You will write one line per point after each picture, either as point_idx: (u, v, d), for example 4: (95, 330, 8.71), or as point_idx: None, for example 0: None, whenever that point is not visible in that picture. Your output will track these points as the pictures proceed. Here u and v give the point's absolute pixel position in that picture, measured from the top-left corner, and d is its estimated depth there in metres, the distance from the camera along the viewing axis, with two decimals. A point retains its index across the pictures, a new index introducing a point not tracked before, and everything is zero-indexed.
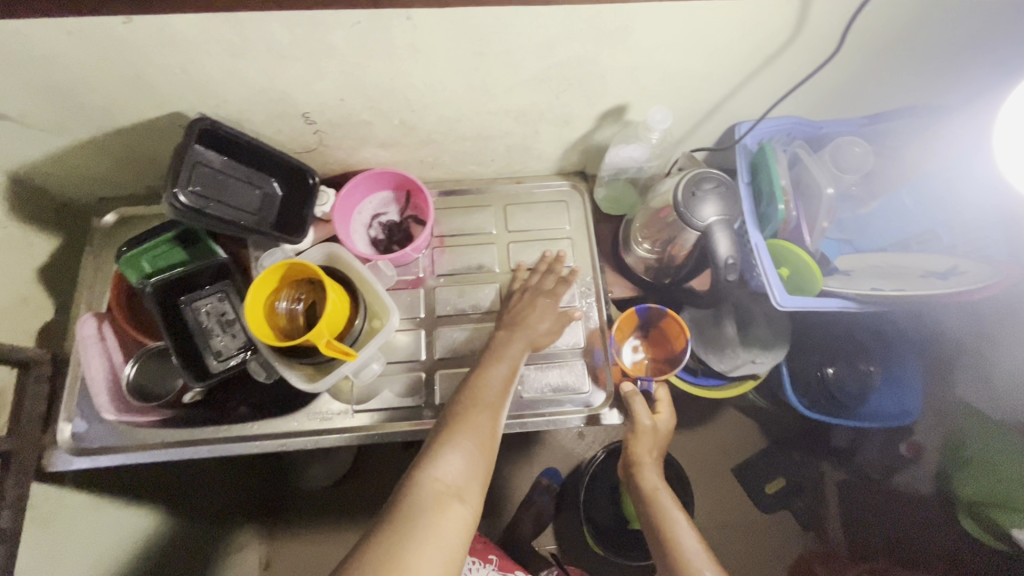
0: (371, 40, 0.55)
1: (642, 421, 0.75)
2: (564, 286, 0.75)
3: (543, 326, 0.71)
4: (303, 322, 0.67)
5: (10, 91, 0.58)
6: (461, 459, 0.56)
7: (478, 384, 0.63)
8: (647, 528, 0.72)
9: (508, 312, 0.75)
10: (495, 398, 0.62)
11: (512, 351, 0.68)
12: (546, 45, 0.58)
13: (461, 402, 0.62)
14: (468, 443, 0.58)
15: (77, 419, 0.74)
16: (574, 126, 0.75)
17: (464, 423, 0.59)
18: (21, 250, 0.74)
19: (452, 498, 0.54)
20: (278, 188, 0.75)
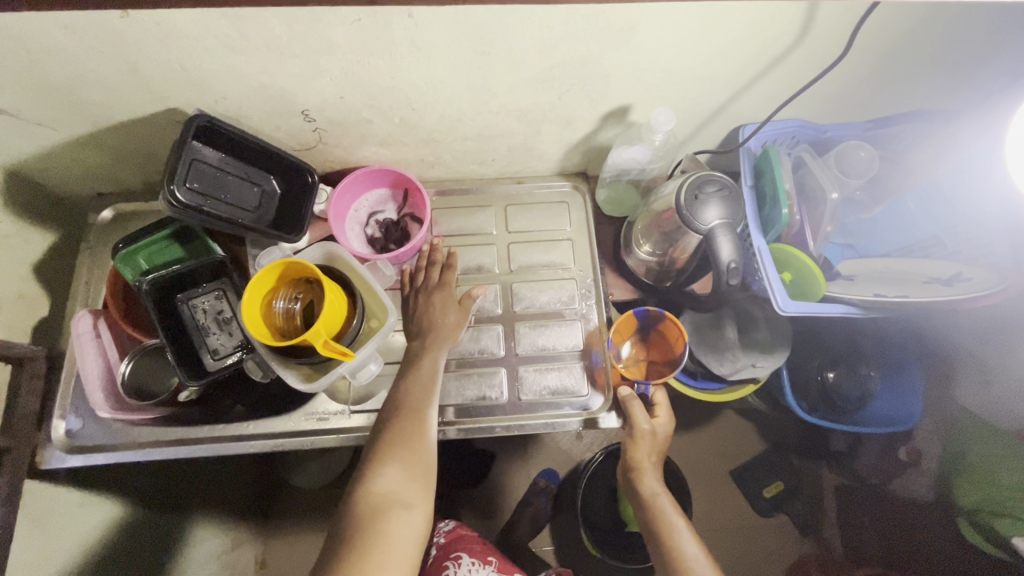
0: (372, 38, 0.54)
1: (641, 426, 0.74)
2: (450, 272, 0.78)
3: (449, 323, 0.73)
4: (301, 323, 0.66)
5: (5, 85, 0.58)
6: (398, 470, 0.60)
7: (401, 394, 0.66)
8: (646, 533, 0.71)
9: (416, 316, 0.76)
10: (419, 406, 0.65)
11: (428, 356, 0.70)
12: (549, 45, 0.57)
13: (389, 415, 0.65)
14: (403, 455, 0.61)
15: (71, 417, 0.74)
16: (577, 127, 0.75)
17: (393, 435, 0.62)
18: (17, 246, 0.74)
19: (397, 508, 0.57)
20: (277, 186, 0.75)
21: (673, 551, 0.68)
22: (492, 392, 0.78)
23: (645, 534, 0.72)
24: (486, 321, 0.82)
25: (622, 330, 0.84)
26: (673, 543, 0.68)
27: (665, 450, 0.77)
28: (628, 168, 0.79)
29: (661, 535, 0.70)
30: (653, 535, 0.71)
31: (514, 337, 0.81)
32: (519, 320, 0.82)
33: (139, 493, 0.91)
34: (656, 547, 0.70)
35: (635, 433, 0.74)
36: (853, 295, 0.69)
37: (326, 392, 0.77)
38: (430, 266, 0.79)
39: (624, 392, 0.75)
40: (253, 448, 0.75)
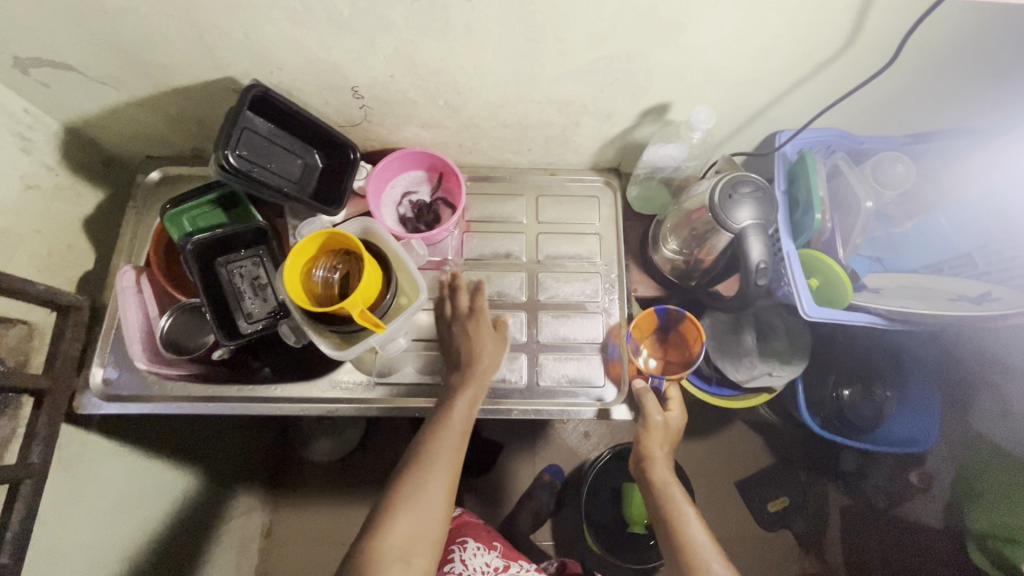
0: (428, 19, 0.56)
1: (654, 417, 0.75)
2: (479, 299, 0.76)
3: (486, 360, 0.73)
4: (338, 295, 0.69)
5: (77, 42, 0.61)
6: (413, 521, 0.63)
7: (432, 443, 0.67)
8: (655, 520, 0.73)
9: (451, 350, 0.75)
10: (449, 459, 0.67)
11: (460, 402, 0.70)
12: (597, 37, 0.59)
13: (414, 462, 0.66)
14: (421, 509, 0.63)
15: (109, 365, 0.77)
16: (614, 122, 0.76)
17: (414, 488, 0.64)
18: (70, 199, 0.77)
19: (400, 563, 0.60)
20: (319, 160, 0.78)
21: (681, 536, 0.69)
22: (511, 375, 0.80)
23: (654, 522, 0.73)
24: (510, 307, 0.84)
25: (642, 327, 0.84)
26: (682, 529, 0.69)
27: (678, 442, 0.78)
28: (663, 165, 0.80)
29: (670, 523, 0.70)
30: (662, 522, 0.71)
31: (537, 325, 0.83)
32: (542, 309, 0.84)
33: (161, 450, 0.94)
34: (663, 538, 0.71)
35: (648, 425, 0.75)
36: (879, 306, 0.69)
37: (352, 363, 0.80)
38: (453, 294, 0.78)
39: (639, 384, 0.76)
40: (278, 410, 0.77)
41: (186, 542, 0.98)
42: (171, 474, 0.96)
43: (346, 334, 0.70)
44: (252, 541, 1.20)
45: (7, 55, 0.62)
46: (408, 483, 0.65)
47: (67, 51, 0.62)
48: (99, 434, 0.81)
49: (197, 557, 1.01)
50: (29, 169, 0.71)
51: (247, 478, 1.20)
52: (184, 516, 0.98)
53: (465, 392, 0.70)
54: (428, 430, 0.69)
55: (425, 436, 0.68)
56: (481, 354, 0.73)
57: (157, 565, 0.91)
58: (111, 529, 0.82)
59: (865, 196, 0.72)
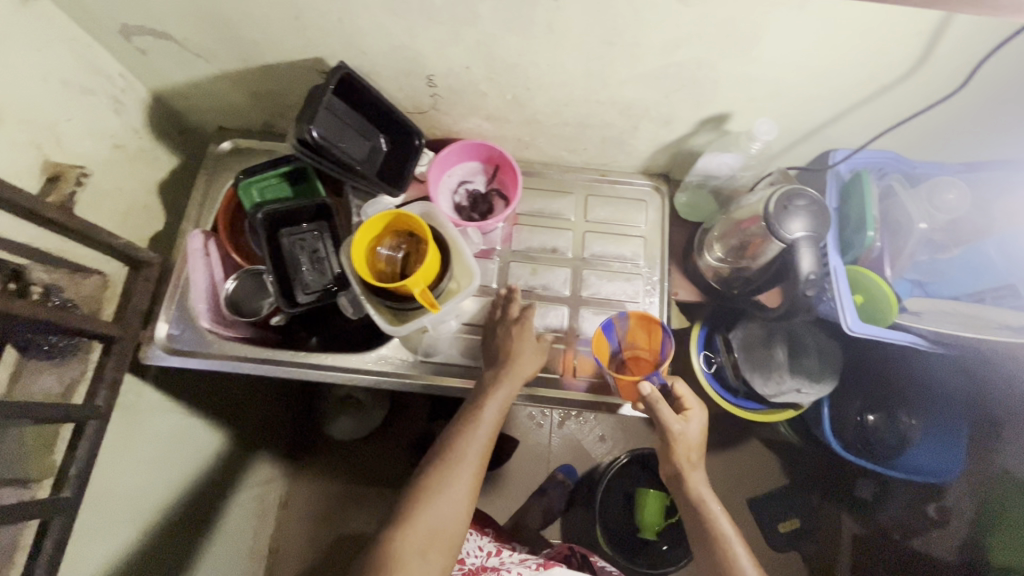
0: (514, 15, 0.59)
1: (676, 431, 0.74)
2: (529, 315, 0.78)
3: (523, 364, 0.74)
4: (400, 271, 0.72)
5: (183, 15, 0.65)
6: (438, 517, 0.66)
7: (459, 445, 0.70)
8: (693, 529, 0.75)
9: (491, 350, 0.78)
10: (474, 463, 0.69)
11: (491, 404, 0.72)
12: (671, 43, 0.61)
13: (442, 460, 0.69)
14: (443, 508, 0.66)
15: (172, 321, 0.81)
16: (673, 128, 0.78)
17: (440, 486, 0.67)
18: (149, 162, 0.82)
19: (418, 557, 0.64)
20: (384, 144, 0.81)
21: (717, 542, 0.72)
22: (549, 366, 0.82)
23: (692, 530, 0.75)
24: (553, 300, 0.86)
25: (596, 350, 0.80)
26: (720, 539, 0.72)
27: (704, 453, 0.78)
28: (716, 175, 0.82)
29: (706, 528, 0.74)
30: (698, 531, 0.74)
31: (577, 319, 0.85)
32: (584, 305, 0.86)
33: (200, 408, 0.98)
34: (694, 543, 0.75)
35: (672, 438, 0.74)
36: (924, 327, 0.72)
37: (398, 340, 0.83)
38: (508, 303, 0.81)
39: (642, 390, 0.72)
40: (327, 377, 0.81)
41: (209, 499, 1.03)
42: (203, 433, 1.00)
43: (399, 308, 0.74)
44: (269, 511, 1.24)
45: (116, 22, 0.66)
46: (433, 480, 0.68)
47: (171, 23, 0.66)
48: (152, 385, 0.86)
49: (219, 515, 1.05)
50: (118, 130, 0.76)
51: (269, 447, 1.23)
52: (210, 475, 1.02)
53: (496, 398, 0.72)
54: (457, 430, 0.72)
55: (453, 435, 0.71)
56: (517, 363, 0.74)
57: (184, 518, 0.95)
58: (147, 478, 0.87)
59: (919, 217, 0.73)
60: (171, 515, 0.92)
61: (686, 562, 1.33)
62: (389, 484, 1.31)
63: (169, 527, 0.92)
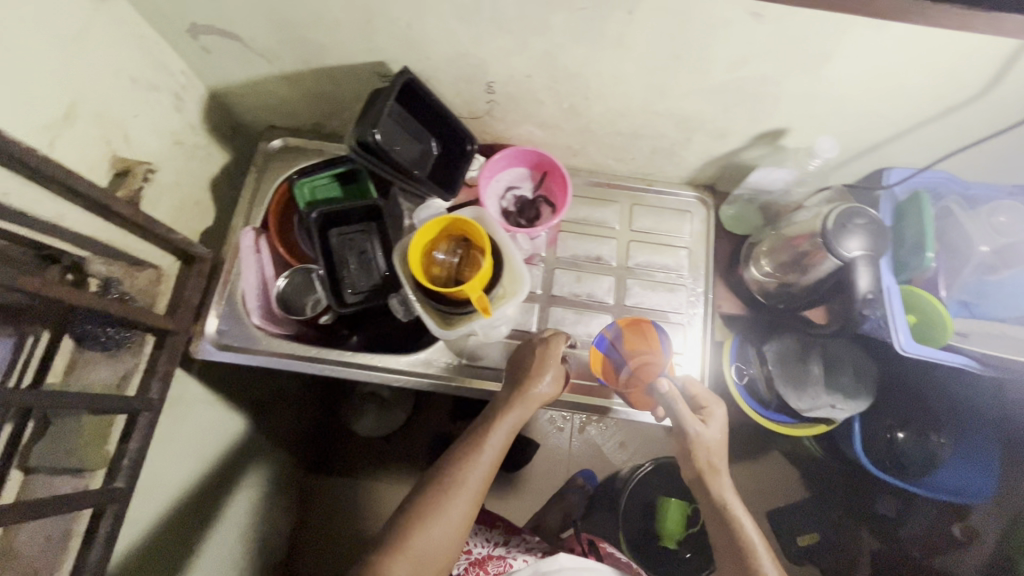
0: (586, 26, 0.60)
1: (697, 432, 0.71)
2: (559, 341, 0.76)
3: (540, 387, 0.73)
4: (454, 277, 0.74)
5: (252, 17, 0.65)
6: (433, 541, 0.64)
7: (463, 468, 0.68)
8: (722, 547, 0.70)
9: (510, 371, 0.77)
10: (475, 489, 0.68)
11: (499, 428, 0.70)
12: (739, 59, 0.61)
13: (442, 482, 0.68)
14: (435, 534, 0.64)
15: (221, 317, 0.82)
16: (727, 141, 0.78)
17: (438, 510, 0.65)
18: (204, 158, 0.83)
19: None
20: (435, 148, 0.81)
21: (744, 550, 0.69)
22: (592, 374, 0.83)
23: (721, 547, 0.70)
24: (597, 309, 0.86)
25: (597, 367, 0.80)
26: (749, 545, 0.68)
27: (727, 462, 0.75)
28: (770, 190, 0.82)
29: (733, 536, 0.70)
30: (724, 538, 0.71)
31: None
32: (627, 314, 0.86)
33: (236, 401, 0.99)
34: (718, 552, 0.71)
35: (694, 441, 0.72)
36: (976, 349, 0.71)
37: (442, 343, 0.83)
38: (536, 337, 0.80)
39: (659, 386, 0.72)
40: (373, 377, 0.82)
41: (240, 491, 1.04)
42: (237, 425, 1.01)
43: (449, 316, 0.75)
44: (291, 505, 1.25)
45: (186, 21, 0.67)
46: (431, 502, 0.66)
47: (240, 24, 0.67)
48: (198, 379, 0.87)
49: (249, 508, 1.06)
50: (178, 126, 0.77)
51: (295, 442, 1.24)
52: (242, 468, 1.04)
53: (506, 423, 0.71)
54: (459, 452, 0.70)
55: (456, 457, 0.69)
56: (533, 388, 0.73)
57: (216, 510, 0.96)
58: (184, 470, 0.88)
59: (980, 240, 0.72)
60: (206, 507, 0.93)
61: (708, 574, 1.31)
62: (412, 484, 1.32)
63: (203, 518, 0.93)
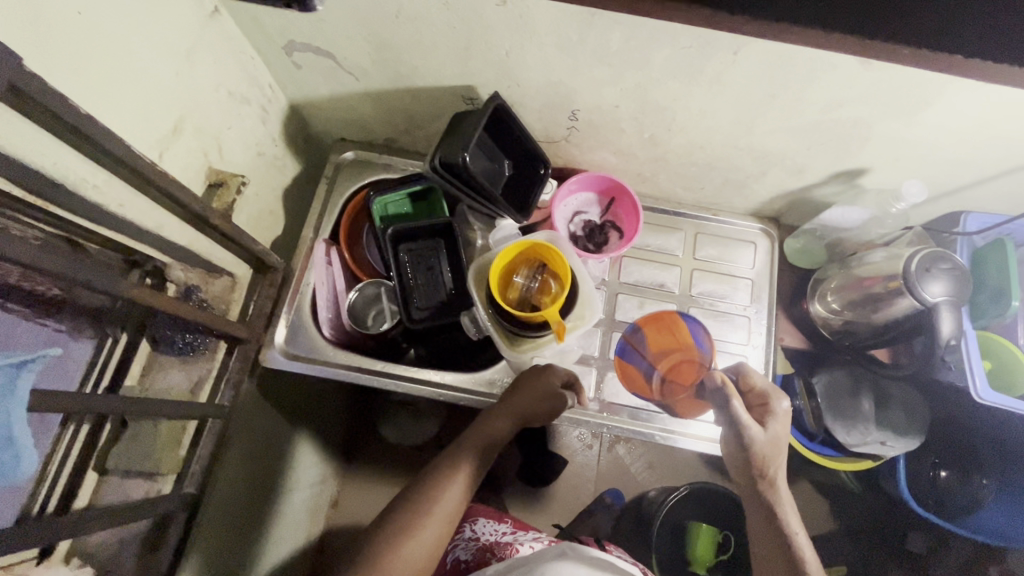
0: (687, 63, 0.60)
1: (754, 436, 0.65)
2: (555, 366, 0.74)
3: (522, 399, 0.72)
4: (526, 299, 0.75)
5: (351, 39, 0.66)
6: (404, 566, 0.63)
7: (436, 494, 0.67)
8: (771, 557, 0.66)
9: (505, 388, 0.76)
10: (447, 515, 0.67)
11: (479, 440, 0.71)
12: (835, 101, 0.62)
13: (413, 508, 0.67)
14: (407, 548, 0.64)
15: (291, 326, 0.82)
16: (803, 177, 0.78)
17: (407, 537, 0.64)
18: (279, 168, 0.84)
19: None
20: (507, 169, 0.81)
21: (791, 557, 0.65)
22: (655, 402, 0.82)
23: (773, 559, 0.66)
24: None
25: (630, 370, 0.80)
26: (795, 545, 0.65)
27: (783, 469, 0.69)
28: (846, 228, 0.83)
29: (782, 546, 0.66)
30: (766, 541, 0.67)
31: None
32: None
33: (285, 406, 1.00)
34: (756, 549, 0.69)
35: (750, 447, 0.66)
36: None
37: (506, 363, 0.83)
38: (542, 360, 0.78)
39: (711, 383, 0.68)
40: (438, 395, 0.82)
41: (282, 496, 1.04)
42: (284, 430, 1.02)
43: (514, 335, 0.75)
44: (322, 509, 1.25)
45: (284, 38, 0.68)
46: (402, 529, 0.65)
47: (338, 44, 0.68)
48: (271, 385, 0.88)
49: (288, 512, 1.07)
50: (261, 137, 0.78)
51: (330, 447, 1.25)
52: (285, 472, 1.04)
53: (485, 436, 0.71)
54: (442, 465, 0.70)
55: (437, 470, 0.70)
56: (514, 401, 0.72)
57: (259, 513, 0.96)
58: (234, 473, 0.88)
59: None
60: (251, 511, 0.94)
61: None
62: None
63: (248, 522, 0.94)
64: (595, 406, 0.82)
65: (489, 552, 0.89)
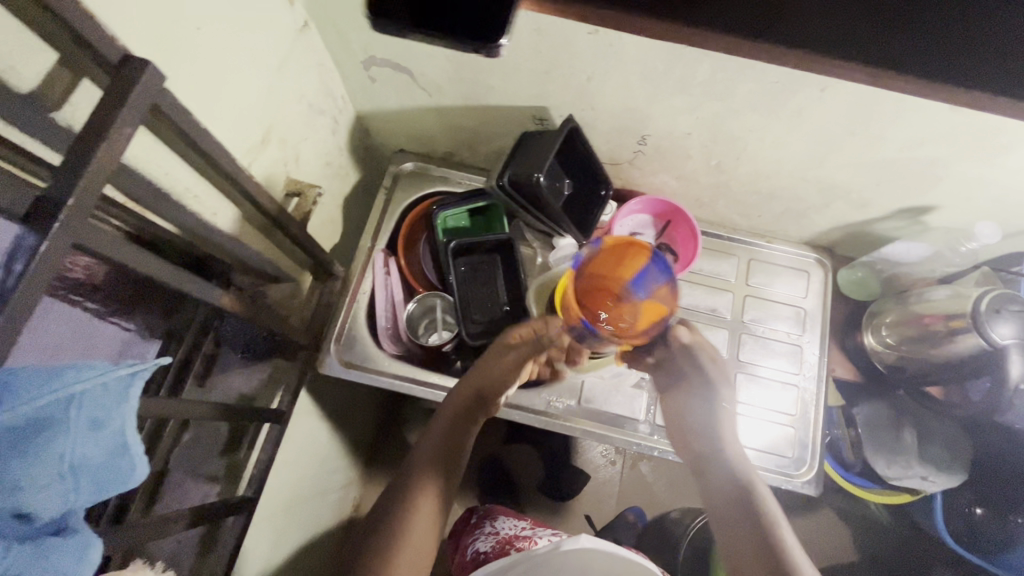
0: (772, 97, 0.61)
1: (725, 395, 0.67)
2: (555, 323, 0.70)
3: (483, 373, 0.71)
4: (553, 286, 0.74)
5: (433, 58, 0.68)
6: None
7: (408, 511, 0.63)
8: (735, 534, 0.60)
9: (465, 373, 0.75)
10: (428, 527, 0.63)
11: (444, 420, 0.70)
12: (914, 141, 0.62)
13: (388, 529, 0.62)
14: (406, 537, 0.61)
15: (346, 334, 0.81)
16: (867, 211, 0.78)
17: (396, 555, 0.59)
18: (341, 176, 0.85)
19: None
20: (567, 187, 0.79)
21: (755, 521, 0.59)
22: None
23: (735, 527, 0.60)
24: None
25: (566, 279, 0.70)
26: (770, 525, 0.58)
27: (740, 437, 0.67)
28: (901, 265, 0.84)
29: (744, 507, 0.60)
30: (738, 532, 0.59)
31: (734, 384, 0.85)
32: (741, 368, 0.86)
33: (323, 409, 1.00)
34: (731, 556, 0.58)
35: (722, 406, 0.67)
36: None
37: (559, 381, 0.82)
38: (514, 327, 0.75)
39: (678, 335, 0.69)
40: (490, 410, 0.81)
41: (312, 498, 1.04)
42: (321, 432, 1.02)
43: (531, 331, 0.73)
44: (346, 512, 1.24)
45: (365, 54, 0.69)
46: (394, 528, 0.62)
47: (418, 61, 0.69)
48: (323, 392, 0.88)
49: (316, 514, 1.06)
50: (330, 146, 0.79)
51: (358, 452, 1.24)
52: (318, 475, 1.04)
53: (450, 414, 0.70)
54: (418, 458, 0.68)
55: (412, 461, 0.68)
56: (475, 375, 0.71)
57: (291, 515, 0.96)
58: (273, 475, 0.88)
59: None
60: (284, 513, 0.93)
61: None
62: None
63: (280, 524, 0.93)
64: (645, 429, 0.81)
65: (509, 544, 0.90)
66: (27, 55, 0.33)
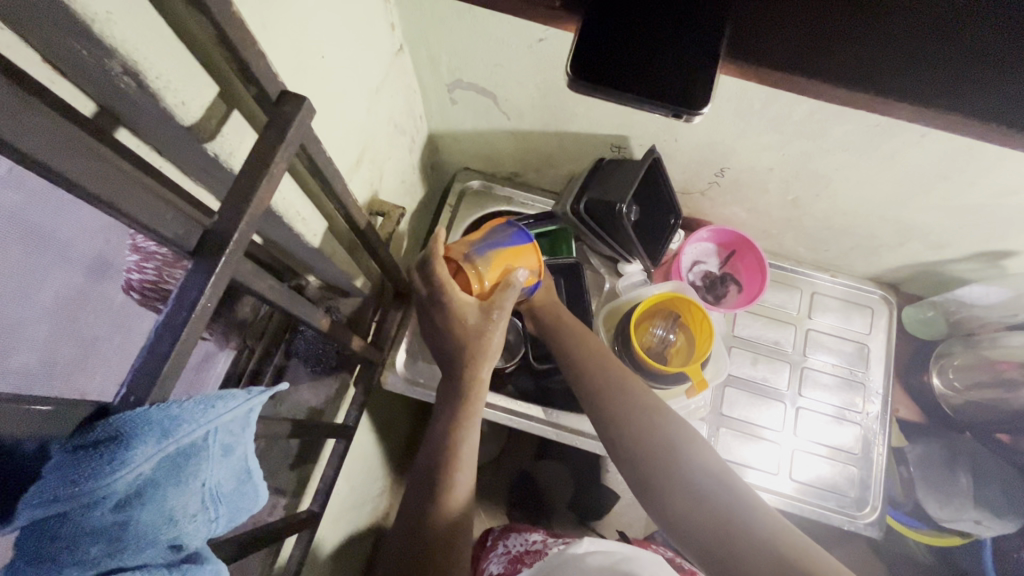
0: (867, 139, 0.60)
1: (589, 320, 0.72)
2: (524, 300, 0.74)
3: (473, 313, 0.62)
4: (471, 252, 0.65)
5: (522, 86, 0.68)
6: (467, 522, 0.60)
7: (452, 462, 0.61)
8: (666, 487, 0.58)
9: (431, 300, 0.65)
10: (473, 468, 0.62)
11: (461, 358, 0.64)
12: (1007, 189, 0.62)
13: (435, 473, 0.61)
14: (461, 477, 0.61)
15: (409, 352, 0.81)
16: (942, 252, 0.78)
17: (455, 498, 0.59)
18: (411, 192, 0.86)
19: (461, 528, 0.59)
20: (637, 216, 0.77)
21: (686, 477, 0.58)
22: (769, 464, 0.81)
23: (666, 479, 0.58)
24: (774, 394, 0.85)
25: (509, 254, 0.66)
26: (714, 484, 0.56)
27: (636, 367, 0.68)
28: (974, 308, 0.84)
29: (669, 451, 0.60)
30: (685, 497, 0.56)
31: (798, 418, 0.84)
32: (804, 403, 0.85)
33: (370, 422, 0.99)
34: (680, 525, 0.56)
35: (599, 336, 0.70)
36: None
37: None
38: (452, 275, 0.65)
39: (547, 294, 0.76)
40: (552, 434, 0.81)
41: (351, 511, 1.02)
42: (365, 445, 1.01)
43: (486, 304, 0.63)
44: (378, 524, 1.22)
45: (453, 78, 0.70)
46: (444, 474, 0.60)
47: (505, 87, 0.70)
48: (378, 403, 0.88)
49: (353, 526, 1.05)
50: (406, 163, 0.80)
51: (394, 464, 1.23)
52: (359, 488, 1.03)
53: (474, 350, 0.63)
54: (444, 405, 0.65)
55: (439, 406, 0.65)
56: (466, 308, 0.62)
57: (332, 527, 0.94)
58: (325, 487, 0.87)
59: None
60: (327, 525, 0.92)
61: None
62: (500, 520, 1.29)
63: (323, 536, 0.92)
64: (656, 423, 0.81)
65: (518, 561, 0.86)
66: (196, 91, 0.34)
